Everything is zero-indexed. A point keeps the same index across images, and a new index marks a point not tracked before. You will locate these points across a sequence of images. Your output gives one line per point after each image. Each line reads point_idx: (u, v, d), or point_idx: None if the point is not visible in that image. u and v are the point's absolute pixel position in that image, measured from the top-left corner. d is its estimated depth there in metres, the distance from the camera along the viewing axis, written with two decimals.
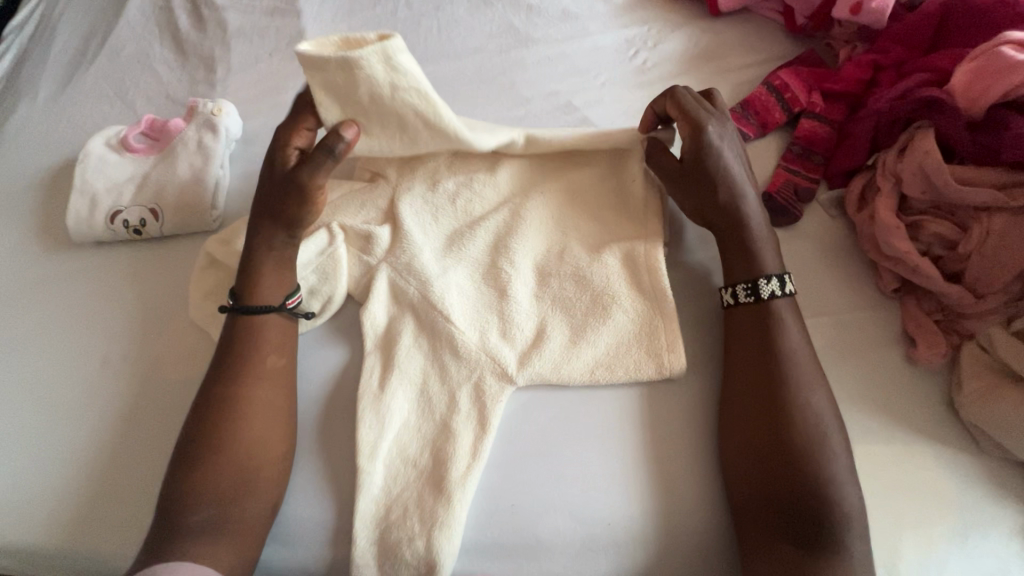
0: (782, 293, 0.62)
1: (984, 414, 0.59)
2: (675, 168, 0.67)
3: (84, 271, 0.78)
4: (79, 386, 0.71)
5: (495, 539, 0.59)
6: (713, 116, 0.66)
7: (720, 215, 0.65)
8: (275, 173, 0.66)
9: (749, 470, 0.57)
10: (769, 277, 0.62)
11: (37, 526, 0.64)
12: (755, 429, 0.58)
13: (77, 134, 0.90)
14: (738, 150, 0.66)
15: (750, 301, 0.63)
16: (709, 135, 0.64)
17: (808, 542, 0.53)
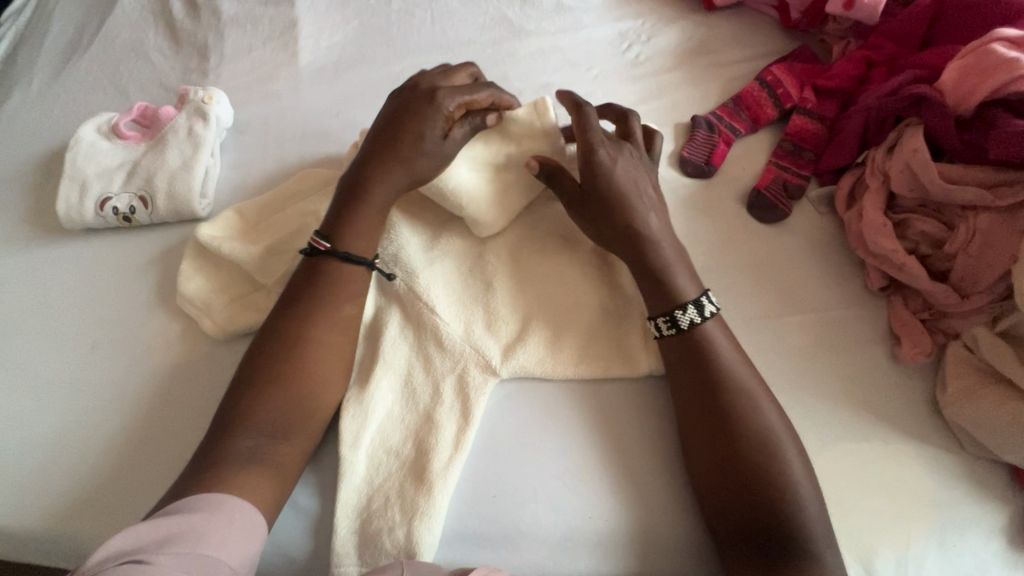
0: (702, 320, 0.60)
1: (965, 413, 0.59)
2: (573, 189, 0.65)
3: (74, 257, 0.79)
4: (67, 372, 0.71)
5: (474, 530, 0.59)
6: (608, 143, 0.65)
7: (622, 233, 0.63)
8: (421, 106, 0.67)
9: (711, 462, 0.55)
10: (686, 306, 0.59)
11: (24, 508, 0.65)
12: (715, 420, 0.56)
13: (69, 121, 0.90)
14: (632, 168, 0.65)
15: (672, 334, 0.60)
16: (599, 155, 0.63)
17: (771, 537, 0.51)
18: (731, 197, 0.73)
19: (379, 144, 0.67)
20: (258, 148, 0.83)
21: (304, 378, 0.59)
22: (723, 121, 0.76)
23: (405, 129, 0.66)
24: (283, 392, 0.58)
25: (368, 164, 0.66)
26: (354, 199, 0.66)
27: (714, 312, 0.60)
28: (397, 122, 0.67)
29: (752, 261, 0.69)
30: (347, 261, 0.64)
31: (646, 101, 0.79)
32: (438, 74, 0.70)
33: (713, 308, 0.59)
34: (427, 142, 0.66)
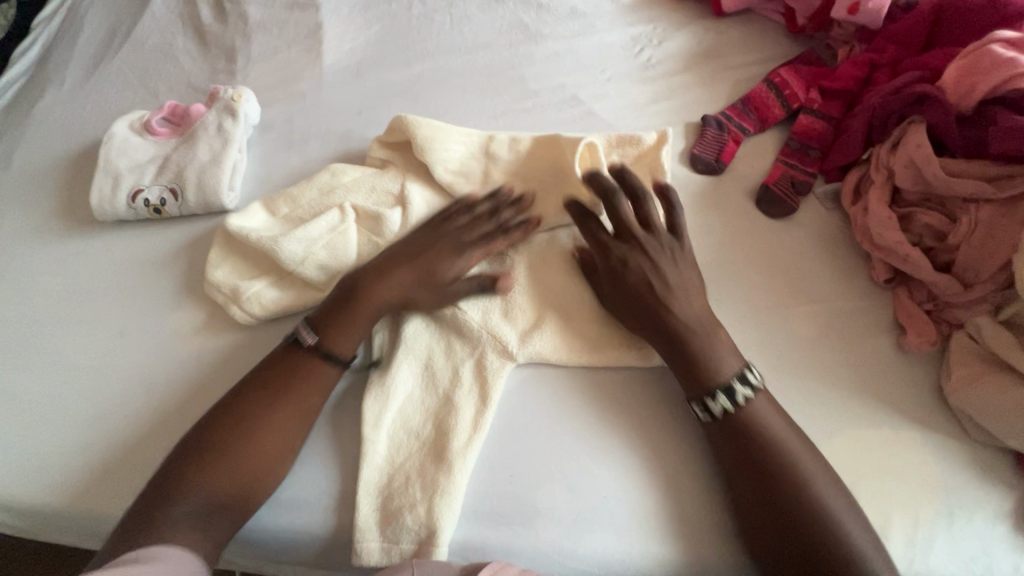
0: (736, 407, 0.58)
1: (969, 399, 0.61)
2: (600, 286, 0.67)
3: (105, 247, 0.82)
4: (97, 356, 0.74)
5: (493, 506, 0.61)
6: (636, 240, 0.64)
7: (642, 329, 0.64)
8: (439, 253, 0.67)
9: (730, 450, 0.58)
10: (715, 395, 0.59)
11: (56, 485, 0.67)
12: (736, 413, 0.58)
13: (100, 118, 0.94)
14: (663, 268, 0.64)
15: (708, 421, 0.60)
16: (614, 259, 0.65)
17: (792, 523, 0.54)
18: (739, 192, 0.75)
19: (386, 276, 0.66)
20: (283, 145, 0.87)
21: (273, 423, 0.61)
22: (732, 121, 0.79)
23: (418, 270, 0.66)
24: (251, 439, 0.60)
25: (373, 279, 0.66)
26: (347, 302, 0.65)
27: (749, 397, 0.59)
28: (413, 260, 0.67)
29: (760, 255, 0.71)
30: (327, 358, 0.64)
31: (656, 101, 0.82)
32: (467, 220, 0.69)
33: (747, 394, 0.58)
34: (436, 294, 0.67)
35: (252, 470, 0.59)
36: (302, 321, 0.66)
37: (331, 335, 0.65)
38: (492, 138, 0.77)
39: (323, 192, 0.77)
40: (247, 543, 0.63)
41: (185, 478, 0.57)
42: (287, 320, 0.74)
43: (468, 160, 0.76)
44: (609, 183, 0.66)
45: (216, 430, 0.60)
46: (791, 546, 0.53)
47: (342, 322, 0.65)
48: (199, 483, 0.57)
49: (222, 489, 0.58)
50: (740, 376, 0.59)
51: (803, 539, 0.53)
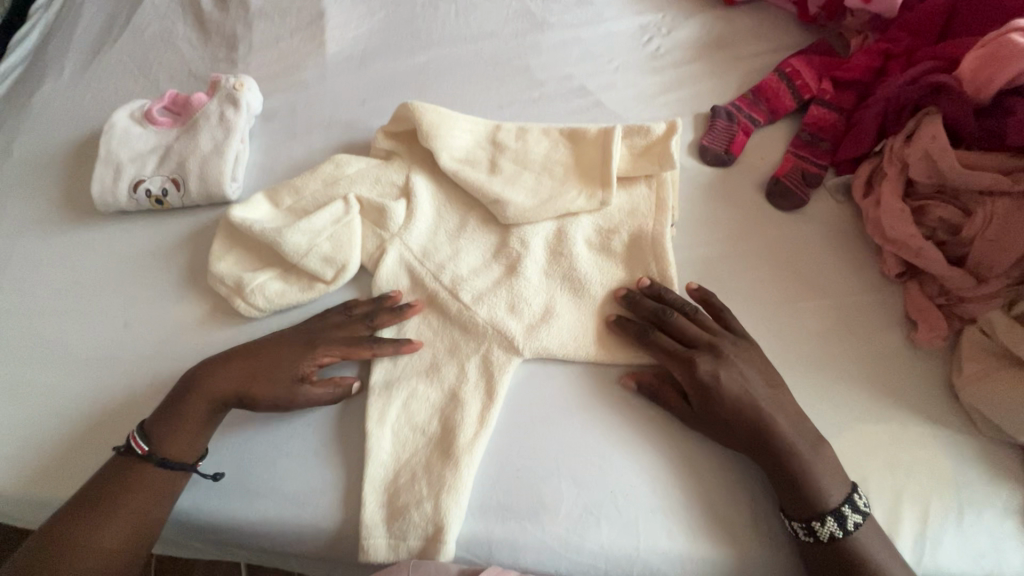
0: (845, 533, 0.54)
1: (981, 396, 0.60)
2: (681, 406, 0.61)
3: (107, 239, 0.81)
4: (99, 348, 0.73)
5: (499, 501, 0.61)
6: (704, 348, 0.62)
7: (734, 433, 0.59)
8: (286, 352, 0.65)
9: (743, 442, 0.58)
10: (824, 518, 0.55)
11: (59, 478, 0.66)
12: (750, 406, 0.58)
13: (100, 108, 0.93)
14: (745, 370, 0.60)
15: (811, 541, 0.56)
16: (704, 368, 0.60)
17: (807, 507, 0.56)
18: (749, 186, 0.74)
19: (232, 365, 0.64)
20: (285, 136, 0.86)
21: (123, 524, 0.58)
22: (743, 112, 0.77)
23: (268, 369, 0.64)
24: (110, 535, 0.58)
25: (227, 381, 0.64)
26: (180, 402, 0.63)
27: (858, 523, 0.55)
28: (258, 358, 0.65)
29: (771, 249, 0.70)
30: (163, 465, 0.61)
31: (665, 92, 0.81)
32: (338, 317, 0.68)
33: (858, 521, 0.54)
34: (279, 388, 0.63)
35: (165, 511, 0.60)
36: (138, 427, 0.63)
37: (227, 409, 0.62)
38: (499, 127, 0.76)
39: (326, 183, 0.76)
40: (253, 538, 0.63)
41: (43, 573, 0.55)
42: (291, 312, 0.73)
43: (474, 149, 0.75)
44: (643, 302, 0.65)
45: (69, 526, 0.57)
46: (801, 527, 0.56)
47: (180, 424, 0.62)
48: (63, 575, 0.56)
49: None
50: (850, 501, 0.55)
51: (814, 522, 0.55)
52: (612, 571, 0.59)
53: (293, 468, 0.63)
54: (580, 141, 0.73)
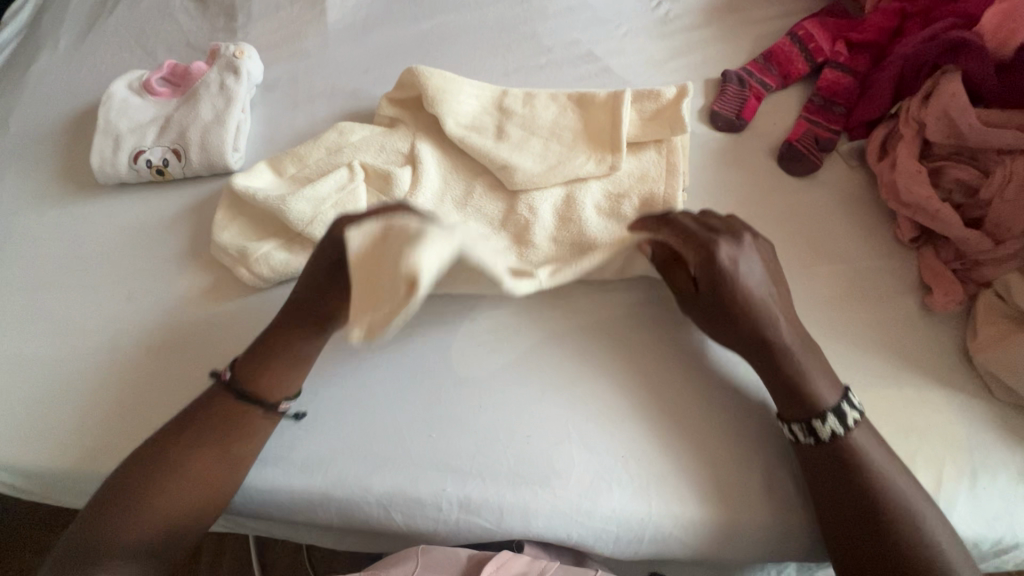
0: (846, 431, 0.54)
1: (997, 359, 0.59)
2: (691, 291, 0.60)
3: (108, 211, 0.80)
4: (104, 320, 0.72)
5: (510, 467, 0.60)
6: (724, 235, 0.56)
7: (737, 331, 0.57)
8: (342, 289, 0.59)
9: (756, 359, 0.58)
10: (826, 416, 0.54)
11: (65, 449, 0.66)
12: (765, 319, 0.56)
13: (98, 80, 0.91)
14: (757, 260, 0.57)
15: (810, 442, 0.55)
16: (725, 256, 0.55)
17: (833, 470, 0.54)
18: (761, 151, 0.73)
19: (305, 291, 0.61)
20: (287, 106, 0.84)
21: (173, 507, 0.56)
22: (754, 76, 0.76)
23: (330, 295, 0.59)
24: (189, 481, 0.56)
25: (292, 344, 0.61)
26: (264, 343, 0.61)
27: (857, 420, 0.55)
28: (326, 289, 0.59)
29: (785, 215, 0.69)
30: (240, 399, 0.60)
31: (674, 57, 0.80)
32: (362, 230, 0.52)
33: (857, 417, 0.54)
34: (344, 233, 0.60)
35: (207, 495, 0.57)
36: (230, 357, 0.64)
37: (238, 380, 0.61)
38: (506, 93, 0.75)
39: (331, 151, 0.75)
40: (263, 506, 0.62)
41: (114, 523, 0.54)
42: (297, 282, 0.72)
43: (481, 114, 0.73)
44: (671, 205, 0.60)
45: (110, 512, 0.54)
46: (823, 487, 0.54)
47: (261, 362, 0.61)
48: (124, 535, 0.54)
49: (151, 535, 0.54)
50: (846, 397, 0.56)
51: (841, 482, 0.53)
52: (622, 535, 0.58)
53: (308, 439, 0.63)
54: (590, 107, 0.71)
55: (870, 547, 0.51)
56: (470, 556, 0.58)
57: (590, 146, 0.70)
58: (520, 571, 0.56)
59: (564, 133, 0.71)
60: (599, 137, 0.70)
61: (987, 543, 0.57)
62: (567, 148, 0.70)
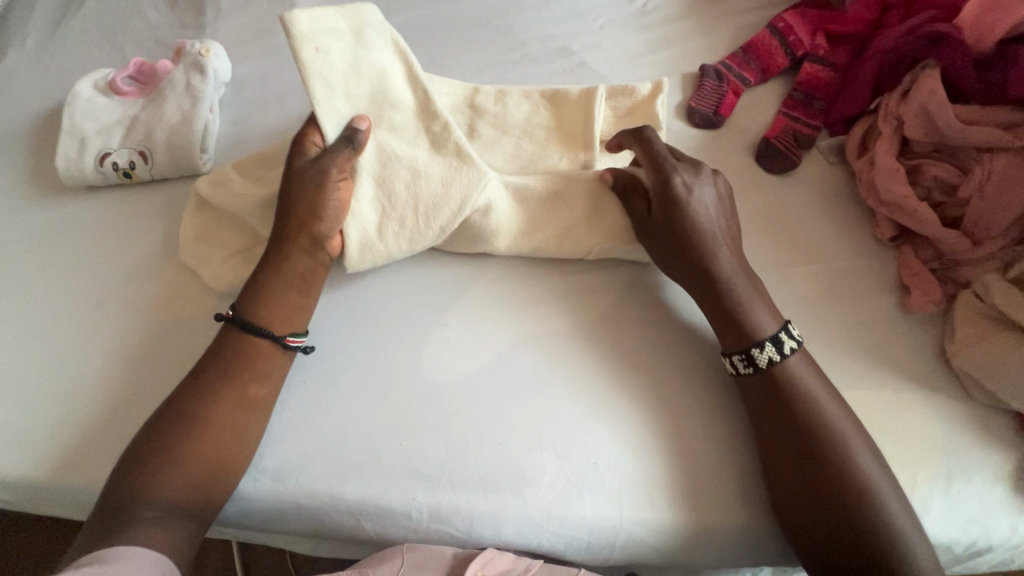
0: (781, 358, 0.57)
1: (974, 360, 0.58)
2: (642, 213, 0.63)
3: (74, 214, 0.78)
4: (67, 326, 0.70)
5: (481, 473, 0.59)
6: (684, 165, 0.62)
7: (680, 250, 0.61)
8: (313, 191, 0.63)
9: (696, 280, 0.61)
10: (762, 343, 0.57)
11: (28, 459, 0.63)
12: (705, 241, 0.60)
13: (64, 79, 0.89)
14: (709, 194, 0.62)
15: (749, 373, 0.58)
16: (676, 181, 0.61)
17: (810, 471, 0.53)
18: (739, 147, 0.72)
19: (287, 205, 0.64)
20: (257, 104, 0.82)
21: (184, 483, 0.55)
22: (733, 71, 0.74)
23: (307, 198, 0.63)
24: (215, 432, 0.57)
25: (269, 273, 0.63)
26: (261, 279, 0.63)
27: (794, 348, 0.58)
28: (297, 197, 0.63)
29: (765, 212, 0.68)
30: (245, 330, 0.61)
31: (652, 51, 0.78)
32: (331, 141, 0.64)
33: (793, 344, 0.57)
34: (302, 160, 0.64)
35: (214, 469, 0.57)
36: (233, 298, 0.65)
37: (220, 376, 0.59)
38: (477, 89, 0.72)
39: None
40: (236, 513, 0.61)
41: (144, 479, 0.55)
42: None
43: (452, 113, 0.71)
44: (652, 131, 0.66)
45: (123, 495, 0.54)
46: (793, 493, 0.54)
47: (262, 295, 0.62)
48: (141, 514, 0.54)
49: (184, 488, 0.55)
50: (785, 328, 0.58)
51: (813, 488, 0.53)
52: (594, 541, 0.58)
53: (279, 441, 0.61)
54: (564, 104, 0.70)
55: (838, 547, 0.52)
56: (456, 553, 0.57)
57: (561, 146, 0.69)
58: (504, 569, 0.55)
59: (535, 132, 0.69)
60: (571, 136, 0.69)
61: (961, 546, 0.56)
62: (538, 147, 0.69)
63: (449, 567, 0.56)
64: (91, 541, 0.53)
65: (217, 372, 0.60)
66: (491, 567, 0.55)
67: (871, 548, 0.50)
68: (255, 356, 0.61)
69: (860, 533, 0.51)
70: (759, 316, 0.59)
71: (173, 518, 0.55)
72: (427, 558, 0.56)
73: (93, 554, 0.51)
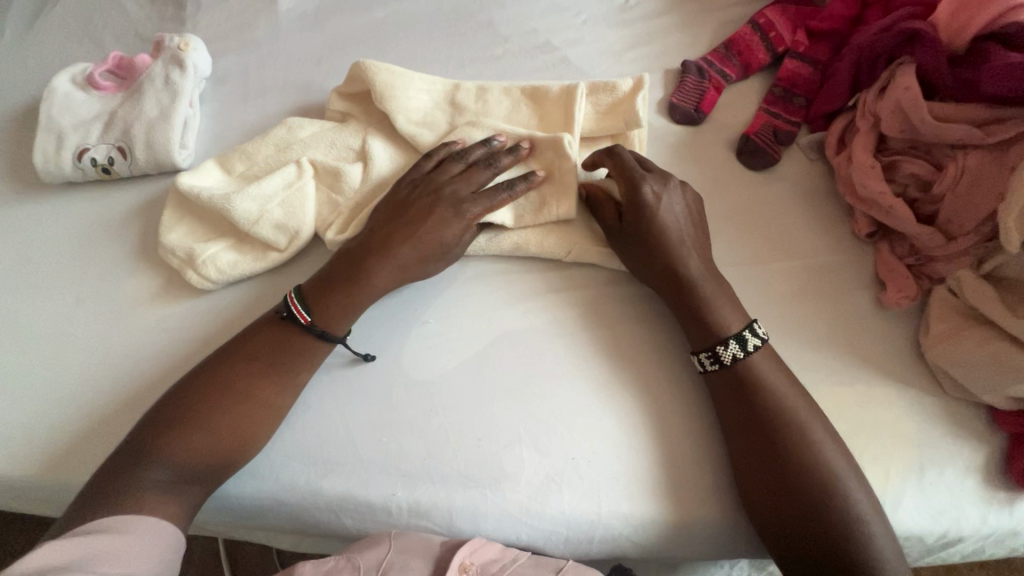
0: (745, 355, 0.58)
1: (946, 354, 0.59)
2: (614, 223, 0.65)
3: (52, 210, 0.77)
4: (45, 324, 0.70)
5: (460, 470, 0.59)
6: (654, 176, 0.64)
7: (648, 257, 0.62)
8: (437, 220, 0.64)
9: (668, 287, 0.62)
10: (727, 341, 0.58)
11: (6, 459, 0.63)
12: (673, 248, 0.62)
13: (41, 74, 0.88)
14: (678, 205, 0.64)
15: (716, 370, 0.59)
16: (646, 191, 0.63)
17: (780, 463, 0.54)
18: (720, 143, 0.72)
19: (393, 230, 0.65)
20: (238, 99, 0.81)
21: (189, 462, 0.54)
22: (714, 67, 0.74)
23: (421, 225, 0.64)
24: (225, 410, 0.56)
25: (346, 268, 0.64)
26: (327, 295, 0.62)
27: (758, 346, 0.58)
28: (408, 224, 0.64)
29: (744, 208, 0.68)
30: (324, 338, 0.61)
31: (633, 47, 0.77)
32: (459, 166, 0.66)
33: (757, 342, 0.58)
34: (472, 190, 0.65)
35: (220, 452, 0.56)
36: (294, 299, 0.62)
37: (235, 366, 0.59)
38: (459, 86, 0.72)
39: (279, 148, 0.73)
40: (214, 507, 0.61)
41: (156, 446, 0.54)
42: (245, 285, 0.71)
43: (434, 109, 0.71)
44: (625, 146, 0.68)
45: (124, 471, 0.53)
46: (764, 480, 0.54)
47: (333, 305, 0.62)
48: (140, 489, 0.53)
49: (189, 459, 0.54)
50: (749, 326, 0.59)
51: (785, 476, 0.53)
52: (573, 535, 0.59)
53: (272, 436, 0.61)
54: (545, 101, 0.70)
55: (814, 534, 0.52)
56: (444, 542, 0.57)
57: None
58: (491, 557, 0.55)
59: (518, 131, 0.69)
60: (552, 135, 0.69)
61: (933, 537, 0.57)
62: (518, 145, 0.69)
63: (435, 554, 0.56)
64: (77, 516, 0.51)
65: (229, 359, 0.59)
66: (479, 555, 0.55)
67: (843, 539, 0.51)
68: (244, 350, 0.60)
69: (830, 525, 0.51)
70: (735, 315, 0.60)
71: (176, 487, 0.54)
72: (414, 543, 0.56)
73: (96, 522, 0.50)
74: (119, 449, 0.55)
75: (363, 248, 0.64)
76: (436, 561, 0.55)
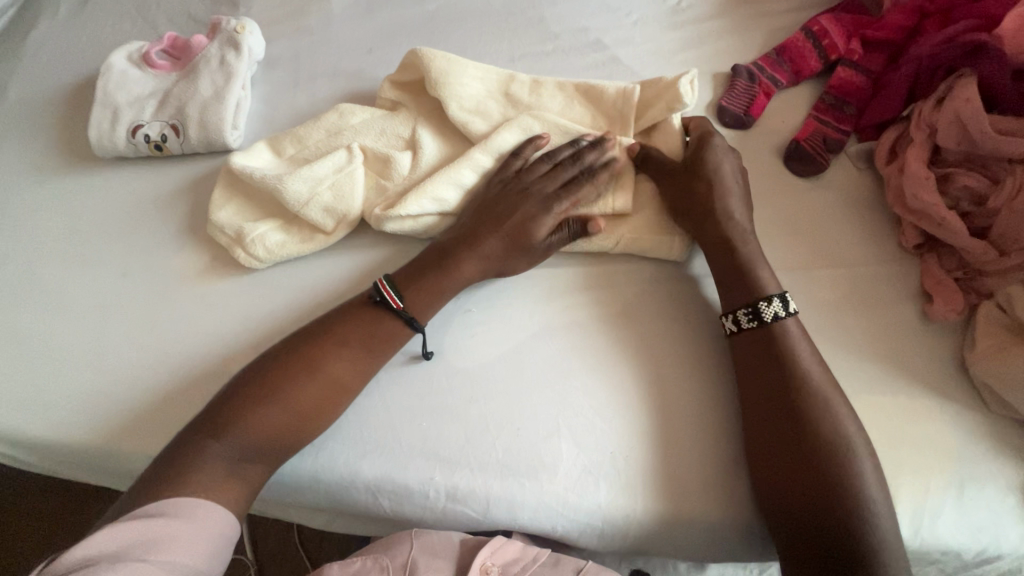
0: (785, 316, 0.58)
1: (995, 370, 0.58)
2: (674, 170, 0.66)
3: (104, 184, 0.79)
4: (95, 293, 0.71)
5: (500, 457, 0.60)
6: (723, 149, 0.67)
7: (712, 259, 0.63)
8: (523, 216, 0.66)
9: (722, 284, 0.63)
10: (770, 298, 0.58)
11: (53, 422, 0.64)
12: (735, 247, 0.62)
13: (96, 50, 0.90)
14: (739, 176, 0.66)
15: (753, 326, 0.59)
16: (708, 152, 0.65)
17: (812, 472, 0.52)
18: (768, 148, 0.72)
19: (479, 223, 0.66)
20: (288, 84, 0.83)
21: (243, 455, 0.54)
22: (765, 71, 0.74)
23: (508, 220, 0.66)
24: (284, 404, 0.56)
25: (437, 255, 0.66)
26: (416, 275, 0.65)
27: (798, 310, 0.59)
28: (496, 219, 0.66)
29: (787, 215, 0.68)
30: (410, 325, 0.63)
31: (684, 48, 0.78)
32: (547, 166, 0.68)
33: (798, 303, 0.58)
34: (554, 189, 0.67)
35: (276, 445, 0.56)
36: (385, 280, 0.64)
37: (300, 361, 0.59)
38: (512, 78, 0.73)
39: (331, 132, 0.74)
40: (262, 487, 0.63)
41: (235, 417, 0.55)
42: (291, 266, 0.72)
43: (486, 99, 0.72)
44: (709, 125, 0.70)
45: (181, 461, 0.53)
46: (789, 488, 0.53)
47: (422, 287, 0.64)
48: (193, 482, 0.52)
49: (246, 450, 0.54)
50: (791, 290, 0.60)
51: (816, 484, 0.52)
52: (609, 529, 0.59)
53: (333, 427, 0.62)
54: (597, 98, 0.70)
55: (840, 549, 0.50)
56: (464, 540, 0.58)
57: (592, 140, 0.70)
58: (513, 558, 0.56)
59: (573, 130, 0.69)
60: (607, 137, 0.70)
61: (971, 553, 0.57)
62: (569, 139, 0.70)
63: (456, 554, 0.57)
64: (135, 499, 0.51)
65: (294, 352, 0.59)
66: (498, 557, 0.55)
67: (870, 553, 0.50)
68: (308, 344, 0.60)
69: (856, 539, 0.50)
70: None
71: (230, 463, 0.54)
72: (439, 543, 0.57)
73: (157, 506, 0.50)
74: (179, 440, 0.55)
75: (452, 240, 0.66)
76: (458, 562, 0.56)
